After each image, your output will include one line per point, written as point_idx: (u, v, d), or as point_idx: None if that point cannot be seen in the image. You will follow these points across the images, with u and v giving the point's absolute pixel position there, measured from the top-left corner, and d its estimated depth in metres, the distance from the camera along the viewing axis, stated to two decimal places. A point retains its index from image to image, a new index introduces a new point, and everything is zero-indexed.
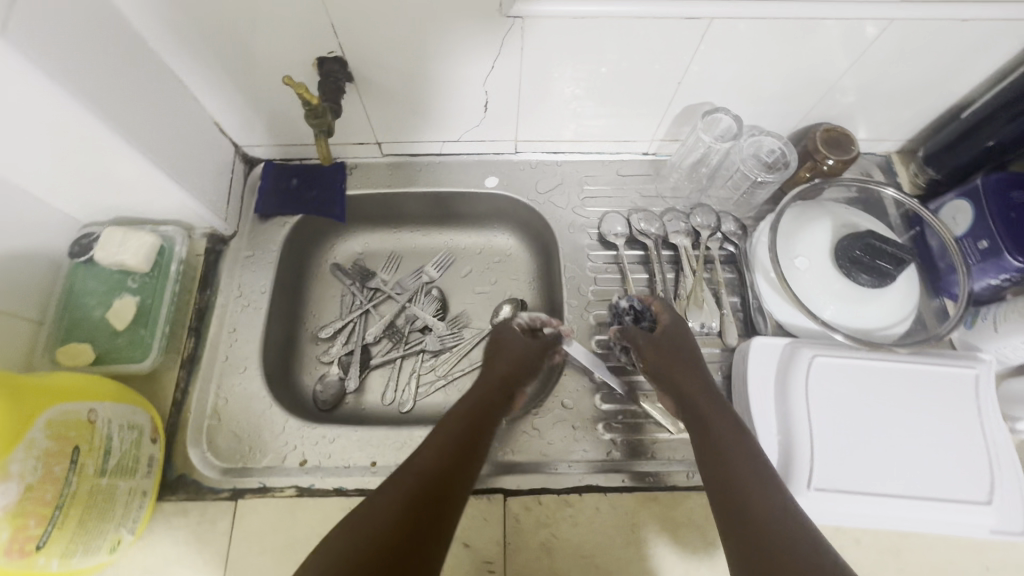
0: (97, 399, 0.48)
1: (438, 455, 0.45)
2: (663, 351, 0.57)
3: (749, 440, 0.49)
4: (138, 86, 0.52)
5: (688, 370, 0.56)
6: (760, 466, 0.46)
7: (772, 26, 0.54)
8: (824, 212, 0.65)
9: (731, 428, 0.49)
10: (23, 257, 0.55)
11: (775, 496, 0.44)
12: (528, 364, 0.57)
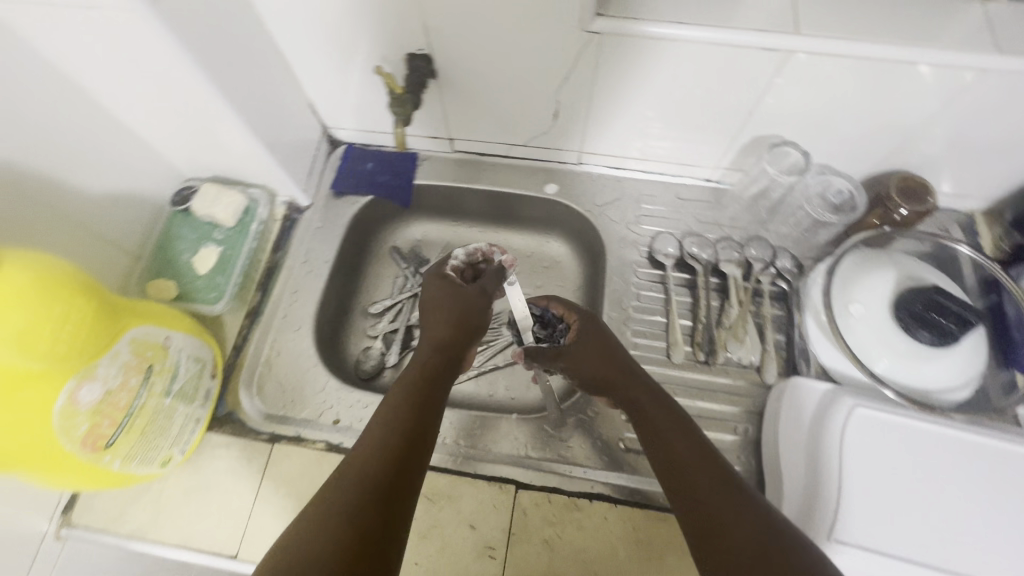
0: (173, 329, 0.54)
1: (396, 430, 0.46)
2: (578, 355, 0.56)
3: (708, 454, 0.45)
4: (252, 62, 0.58)
5: (597, 356, 0.55)
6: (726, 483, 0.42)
7: (853, 65, 0.54)
8: (890, 262, 0.63)
9: (670, 415, 0.49)
10: (134, 198, 0.63)
11: (744, 504, 0.40)
12: (461, 306, 0.59)
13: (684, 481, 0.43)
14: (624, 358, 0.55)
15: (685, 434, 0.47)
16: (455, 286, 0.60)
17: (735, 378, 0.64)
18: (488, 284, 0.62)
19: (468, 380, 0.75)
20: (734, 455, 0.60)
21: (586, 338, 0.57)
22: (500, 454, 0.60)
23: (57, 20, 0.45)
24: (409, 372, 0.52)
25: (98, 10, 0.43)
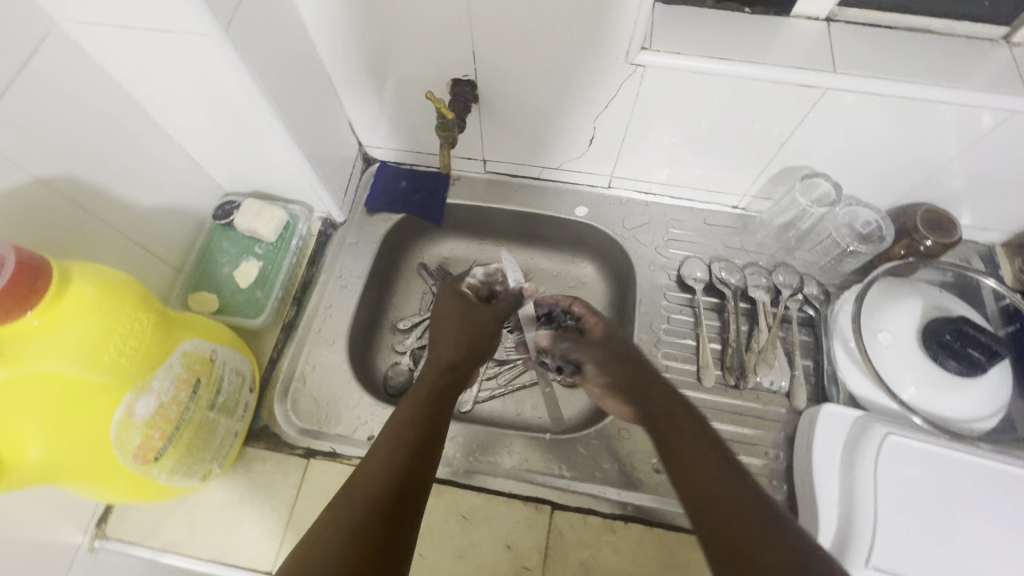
0: (219, 342, 0.55)
1: (401, 440, 0.47)
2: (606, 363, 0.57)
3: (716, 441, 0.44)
4: (302, 84, 0.60)
5: (614, 359, 0.57)
6: (732, 469, 0.42)
7: (886, 103, 0.56)
8: (915, 291, 0.65)
9: (686, 422, 0.46)
10: (179, 212, 0.64)
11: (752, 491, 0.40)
12: (472, 329, 0.61)
13: (697, 492, 0.41)
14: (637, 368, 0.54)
15: (701, 443, 0.44)
16: (468, 303, 0.64)
17: (765, 403, 0.65)
18: (500, 307, 0.65)
19: (495, 399, 0.76)
20: (766, 480, 0.61)
21: (604, 345, 0.59)
22: (532, 475, 0.61)
23: (130, 40, 0.47)
24: (425, 384, 0.55)
25: (171, 32, 0.45)
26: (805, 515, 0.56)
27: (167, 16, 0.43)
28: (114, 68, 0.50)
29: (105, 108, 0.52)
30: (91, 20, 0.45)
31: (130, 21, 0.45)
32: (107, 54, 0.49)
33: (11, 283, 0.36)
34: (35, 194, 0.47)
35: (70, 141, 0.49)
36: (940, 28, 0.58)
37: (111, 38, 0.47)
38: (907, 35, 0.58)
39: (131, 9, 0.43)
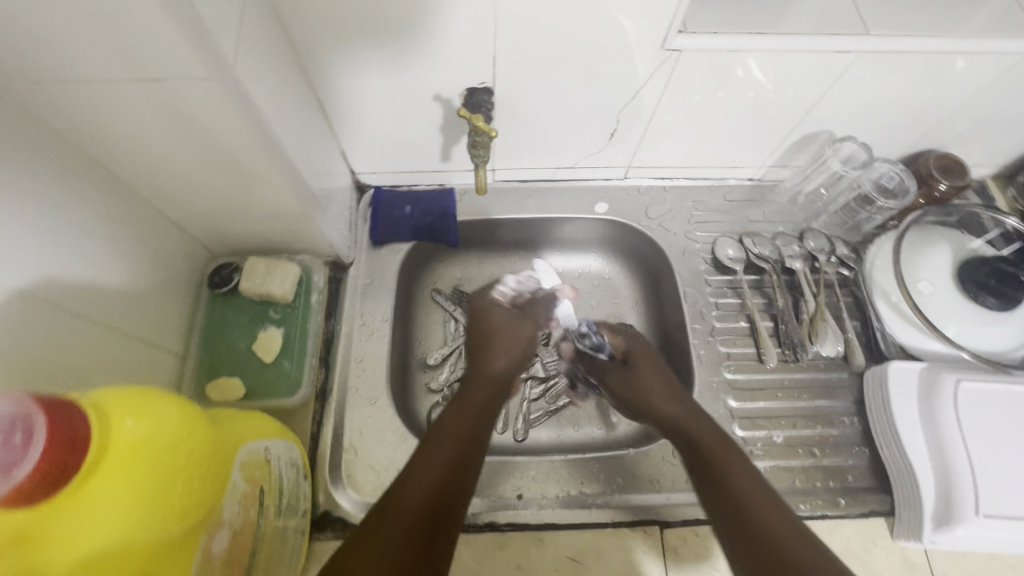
0: (269, 437, 0.47)
1: (446, 456, 0.48)
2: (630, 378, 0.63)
3: (739, 456, 0.51)
4: (296, 117, 0.52)
5: (661, 385, 0.61)
6: (755, 479, 0.48)
7: (917, 61, 0.56)
8: (932, 234, 0.68)
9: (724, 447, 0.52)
10: (167, 290, 0.54)
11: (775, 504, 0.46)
12: (522, 338, 0.66)
13: (739, 514, 0.45)
14: (684, 398, 0.59)
15: (742, 466, 0.50)
16: (513, 315, 0.68)
17: (827, 371, 0.66)
18: (537, 313, 0.70)
19: (548, 419, 0.70)
20: (848, 448, 0.62)
21: (649, 369, 0.63)
22: (631, 497, 0.58)
23: (112, 98, 0.38)
24: (474, 397, 0.57)
25: (162, 81, 0.37)
26: (898, 475, 0.58)
27: (160, 60, 0.35)
28: (85, 136, 0.41)
29: (81, 185, 0.42)
30: (60, 79, 0.36)
31: (111, 75, 0.36)
32: (77, 120, 0.39)
33: (37, 470, 0.27)
34: (30, 311, 0.37)
35: (48, 235, 0.39)
36: None
37: (84, 98, 0.38)
38: None
39: (115, 57, 0.35)
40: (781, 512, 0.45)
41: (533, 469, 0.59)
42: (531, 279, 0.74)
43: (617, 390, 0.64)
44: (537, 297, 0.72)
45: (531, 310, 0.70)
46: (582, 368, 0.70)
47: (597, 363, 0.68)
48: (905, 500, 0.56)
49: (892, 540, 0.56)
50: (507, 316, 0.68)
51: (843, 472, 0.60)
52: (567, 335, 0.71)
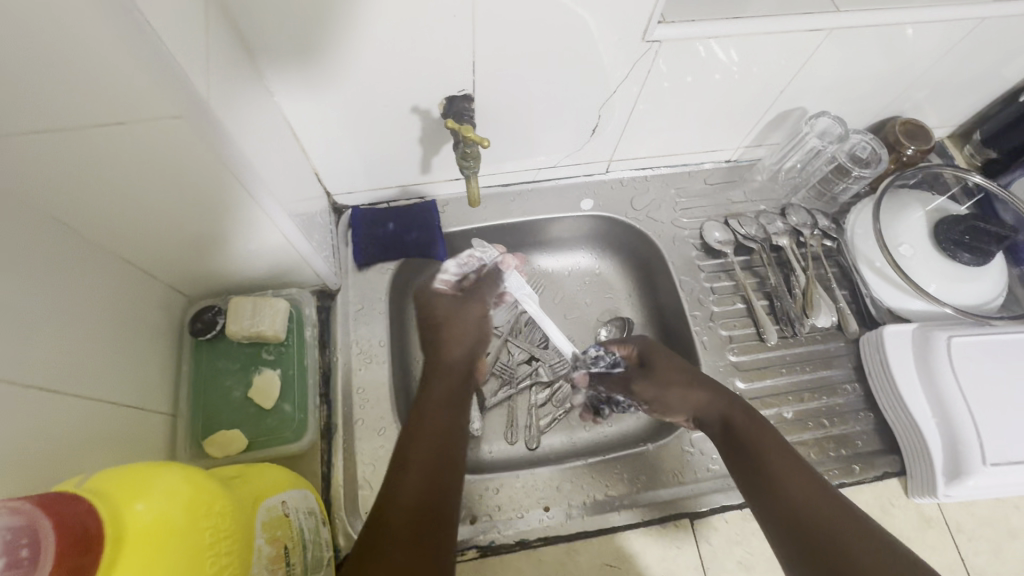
0: (283, 490, 0.44)
1: (422, 464, 0.48)
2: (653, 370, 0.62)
3: (783, 445, 0.52)
4: (269, 145, 0.48)
5: (682, 378, 0.60)
6: (806, 470, 0.50)
7: (882, 35, 0.57)
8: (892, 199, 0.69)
9: (767, 437, 0.53)
10: (142, 346, 0.49)
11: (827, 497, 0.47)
12: (471, 324, 0.63)
13: (793, 513, 0.47)
14: (709, 386, 0.59)
15: (785, 454, 0.51)
16: (458, 300, 0.65)
17: (824, 341, 0.68)
18: (485, 293, 0.66)
19: (559, 423, 0.69)
20: (854, 414, 0.64)
21: (668, 365, 0.61)
22: (657, 493, 0.58)
23: (74, 144, 0.35)
24: (434, 394, 0.56)
25: (131, 122, 0.34)
26: (906, 435, 0.60)
27: (130, 98, 0.33)
28: (41, 191, 0.37)
29: (45, 246, 0.38)
30: (13, 130, 0.32)
31: (72, 118, 0.33)
32: (32, 176, 0.36)
33: None
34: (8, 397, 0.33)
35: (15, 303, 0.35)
36: None
37: (42, 148, 0.34)
38: None
39: (76, 96, 0.32)
40: (832, 500, 0.46)
41: (555, 480, 0.58)
42: (472, 259, 0.68)
43: (642, 396, 0.62)
44: (482, 275, 0.68)
45: (476, 291, 0.67)
46: (602, 386, 0.68)
47: (618, 377, 0.66)
48: (915, 459, 0.58)
49: (907, 498, 0.58)
50: (455, 308, 0.64)
51: (853, 438, 0.62)
52: (581, 365, 0.68)
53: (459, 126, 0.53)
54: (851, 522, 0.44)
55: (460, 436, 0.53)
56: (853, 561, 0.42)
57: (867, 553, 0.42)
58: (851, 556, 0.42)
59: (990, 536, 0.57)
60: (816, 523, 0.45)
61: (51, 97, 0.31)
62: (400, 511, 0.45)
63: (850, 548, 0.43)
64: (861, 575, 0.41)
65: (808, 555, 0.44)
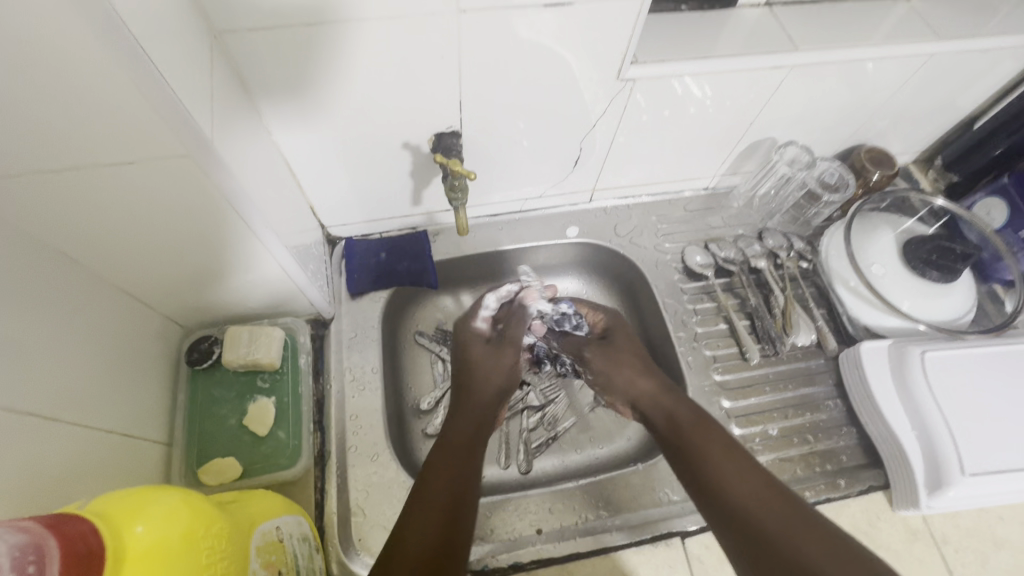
0: (277, 515, 0.45)
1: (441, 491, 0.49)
2: (614, 352, 0.66)
3: (715, 431, 0.55)
4: (267, 180, 0.51)
5: (635, 366, 0.64)
6: (734, 452, 0.52)
7: (839, 71, 0.62)
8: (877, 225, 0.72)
9: (705, 432, 0.55)
10: (138, 376, 0.51)
11: (755, 475, 0.49)
12: (500, 369, 0.64)
13: (723, 496, 0.49)
14: (655, 377, 0.63)
15: (720, 443, 0.53)
16: (492, 345, 0.67)
17: (804, 359, 0.70)
18: (515, 335, 0.66)
19: (551, 446, 0.70)
20: (837, 430, 0.65)
21: (626, 344, 0.67)
22: (647, 512, 0.59)
23: (85, 182, 0.37)
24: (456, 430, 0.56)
25: (139, 161, 0.37)
26: (888, 449, 0.61)
27: (138, 139, 0.35)
28: (44, 225, 0.39)
29: (44, 277, 0.40)
30: (28, 169, 0.35)
31: (83, 158, 0.35)
32: (41, 212, 0.38)
33: None
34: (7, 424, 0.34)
35: (14, 334, 0.36)
36: None
37: (47, 185, 0.36)
38: (825, 1, 0.64)
39: (88, 139, 0.34)
40: (761, 482, 0.49)
41: (547, 502, 0.59)
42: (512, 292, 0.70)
43: (594, 365, 0.67)
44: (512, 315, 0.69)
45: (507, 334, 0.67)
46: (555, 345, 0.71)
47: (575, 340, 0.70)
48: (898, 472, 0.60)
49: (893, 511, 0.60)
50: (488, 352, 0.65)
51: (838, 453, 0.64)
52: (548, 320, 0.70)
53: (447, 160, 0.56)
54: (779, 505, 0.46)
55: (475, 470, 0.52)
56: (767, 536, 0.44)
57: (791, 533, 0.44)
58: (773, 532, 0.44)
59: (977, 547, 0.58)
60: (741, 507, 0.47)
61: (60, 138, 0.34)
62: (417, 544, 0.44)
63: (782, 530, 0.44)
64: (775, 546, 0.44)
65: (739, 539, 0.46)
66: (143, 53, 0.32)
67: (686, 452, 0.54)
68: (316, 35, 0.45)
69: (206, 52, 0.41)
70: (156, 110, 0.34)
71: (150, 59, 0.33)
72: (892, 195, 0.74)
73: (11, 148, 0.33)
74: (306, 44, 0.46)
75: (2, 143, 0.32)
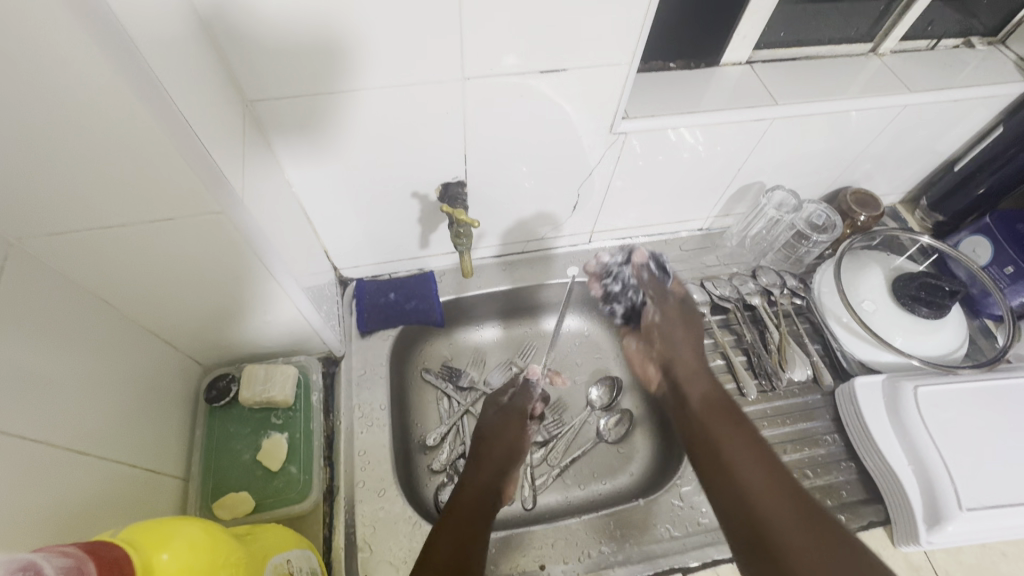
0: (289, 550, 0.46)
1: (454, 532, 0.53)
2: (678, 321, 0.71)
3: (747, 434, 0.57)
4: (287, 225, 0.56)
5: (689, 338, 0.70)
6: (763, 457, 0.55)
7: (817, 121, 0.66)
8: (868, 262, 0.73)
9: (727, 419, 0.59)
10: (161, 412, 0.54)
11: (780, 481, 0.52)
12: (511, 431, 0.68)
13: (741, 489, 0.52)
14: (699, 356, 0.68)
15: (743, 436, 0.57)
16: (502, 411, 0.70)
17: (801, 395, 0.72)
18: (522, 402, 0.71)
19: (554, 482, 0.71)
20: (836, 465, 0.66)
21: (693, 319, 0.72)
22: (650, 548, 0.60)
23: (127, 238, 0.41)
24: (477, 482, 0.61)
25: (176, 219, 0.41)
26: (887, 483, 0.62)
27: (177, 201, 0.40)
28: (88, 274, 0.43)
29: (83, 319, 0.44)
30: (82, 228, 0.39)
31: (127, 217, 0.40)
32: (86, 264, 0.42)
33: None
34: (41, 463, 0.37)
35: (43, 362, 0.39)
36: (827, 51, 0.69)
37: (96, 237, 0.40)
38: (802, 58, 0.69)
39: (135, 203, 0.39)
40: (782, 486, 0.51)
41: (550, 537, 0.60)
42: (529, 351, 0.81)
43: (665, 311, 0.72)
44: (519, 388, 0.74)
45: (515, 402, 0.71)
46: (636, 279, 0.76)
47: (660, 285, 0.75)
48: (897, 507, 0.61)
49: (895, 547, 0.60)
50: (504, 419, 0.68)
51: (838, 489, 0.65)
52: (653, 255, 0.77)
53: (453, 209, 0.60)
54: (797, 505, 0.49)
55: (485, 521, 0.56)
56: (777, 538, 0.47)
57: (794, 531, 0.47)
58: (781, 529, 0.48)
59: None
60: (755, 496, 0.51)
61: (110, 203, 0.38)
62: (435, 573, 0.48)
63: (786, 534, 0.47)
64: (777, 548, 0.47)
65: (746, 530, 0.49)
66: (179, 115, 0.36)
67: (710, 439, 0.58)
68: (337, 99, 0.50)
69: (240, 118, 0.46)
70: (190, 167, 0.38)
71: (186, 120, 0.37)
72: (880, 234, 0.76)
73: (66, 207, 0.37)
74: (327, 107, 0.51)
75: (59, 205, 0.37)
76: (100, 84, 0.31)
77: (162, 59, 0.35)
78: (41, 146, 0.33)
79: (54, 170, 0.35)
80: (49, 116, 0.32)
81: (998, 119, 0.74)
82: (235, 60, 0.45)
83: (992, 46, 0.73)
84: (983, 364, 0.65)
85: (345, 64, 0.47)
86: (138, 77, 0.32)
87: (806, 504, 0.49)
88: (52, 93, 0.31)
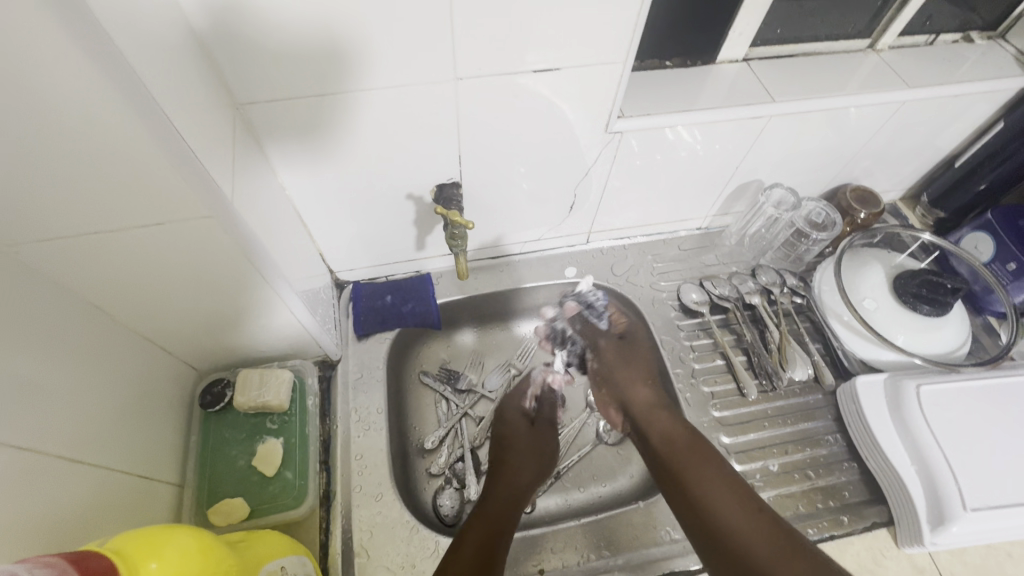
0: (284, 556, 0.46)
1: (477, 534, 0.54)
2: (629, 362, 0.73)
3: (713, 462, 0.60)
4: (280, 228, 0.55)
5: (642, 378, 0.71)
6: (731, 485, 0.58)
7: (815, 117, 0.65)
8: (869, 259, 0.73)
9: (698, 454, 0.61)
10: (154, 419, 0.53)
11: (754, 510, 0.55)
12: (537, 443, 0.70)
13: (717, 524, 0.55)
14: (653, 389, 0.70)
15: (710, 467, 0.59)
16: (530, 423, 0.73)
17: (802, 395, 0.71)
18: (550, 417, 0.74)
19: (553, 485, 0.70)
20: (839, 465, 0.66)
21: (640, 354, 0.74)
22: (650, 551, 0.59)
23: (117, 243, 0.41)
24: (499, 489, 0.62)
25: (167, 224, 0.41)
26: (889, 483, 0.62)
27: (167, 206, 0.39)
28: (78, 280, 0.43)
29: (77, 327, 0.43)
30: (71, 233, 0.39)
31: (116, 223, 0.39)
32: (75, 269, 0.42)
33: None
34: (34, 472, 0.37)
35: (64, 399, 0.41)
36: (824, 47, 0.69)
37: (85, 242, 0.40)
38: (799, 55, 0.68)
39: (124, 208, 0.38)
40: (753, 516, 0.54)
41: (549, 542, 0.59)
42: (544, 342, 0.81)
43: (604, 356, 0.76)
44: (545, 399, 0.76)
45: (543, 416, 0.74)
46: (575, 328, 0.80)
47: (593, 330, 0.79)
48: (901, 508, 0.60)
49: (898, 548, 0.60)
50: (532, 432, 0.71)
51: (840, 489, 0.64)
52: (579, 302, 0.80)
53: (447, 211, 0.59)
54: (767, 533, 0.53)
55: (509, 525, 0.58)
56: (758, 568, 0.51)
57: (775, 563, 0.50)
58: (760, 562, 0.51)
59: None
60: (735, 533, 0.53)
61: (98, 209, 0.38)
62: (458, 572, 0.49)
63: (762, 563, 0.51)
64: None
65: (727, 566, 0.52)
66: (168, 121, 0.36)
67: (677, 475, 0.60)
68: (329, 101, 0.50)
69: (230, 122, 0.46)
70: (179, 172, 0.37)
71: (175, 126, 0.36)
72: (880, 232, 0.76)
73: (54, 213, 0.37)
74: (319, 109, 0.50)
75: (47, 211, 0.36)
76: (86, 89, 0.31)
77: (150, 65, 0.35)
78: (28, 154, 0.33)
79: (39, 177, 0.34)
80: (35, 123, 0.31)
81: (998, 115, 0.73)
82: (224, 64, 0.44)
83: (992, 41, 0.73)
84: (989, 361, 0.64)
85: (335, 65, 0.47)
86: (124, 83, 0.32)
87: (781, 530, 0.53)
88: (33, 99, 0.30)
